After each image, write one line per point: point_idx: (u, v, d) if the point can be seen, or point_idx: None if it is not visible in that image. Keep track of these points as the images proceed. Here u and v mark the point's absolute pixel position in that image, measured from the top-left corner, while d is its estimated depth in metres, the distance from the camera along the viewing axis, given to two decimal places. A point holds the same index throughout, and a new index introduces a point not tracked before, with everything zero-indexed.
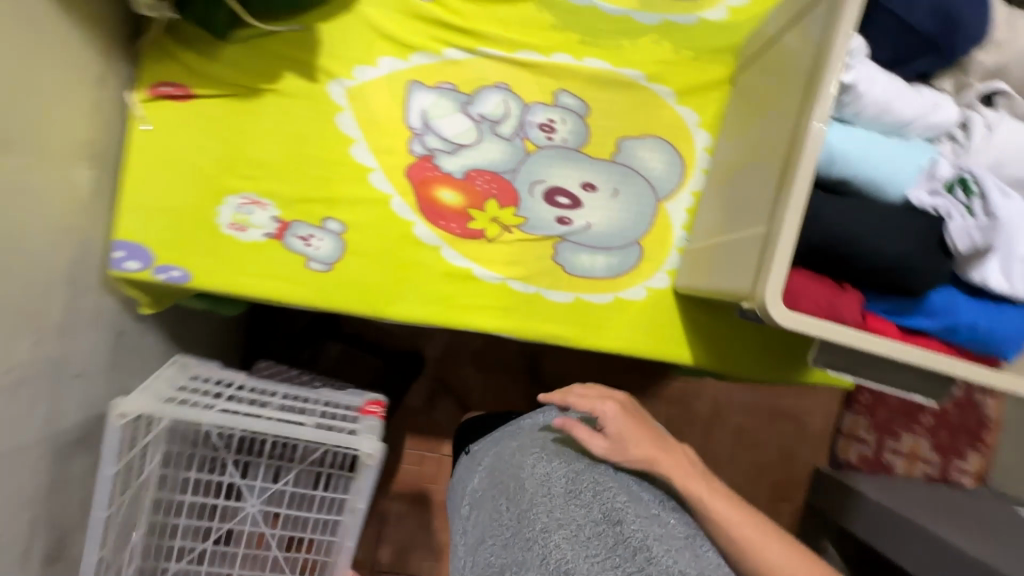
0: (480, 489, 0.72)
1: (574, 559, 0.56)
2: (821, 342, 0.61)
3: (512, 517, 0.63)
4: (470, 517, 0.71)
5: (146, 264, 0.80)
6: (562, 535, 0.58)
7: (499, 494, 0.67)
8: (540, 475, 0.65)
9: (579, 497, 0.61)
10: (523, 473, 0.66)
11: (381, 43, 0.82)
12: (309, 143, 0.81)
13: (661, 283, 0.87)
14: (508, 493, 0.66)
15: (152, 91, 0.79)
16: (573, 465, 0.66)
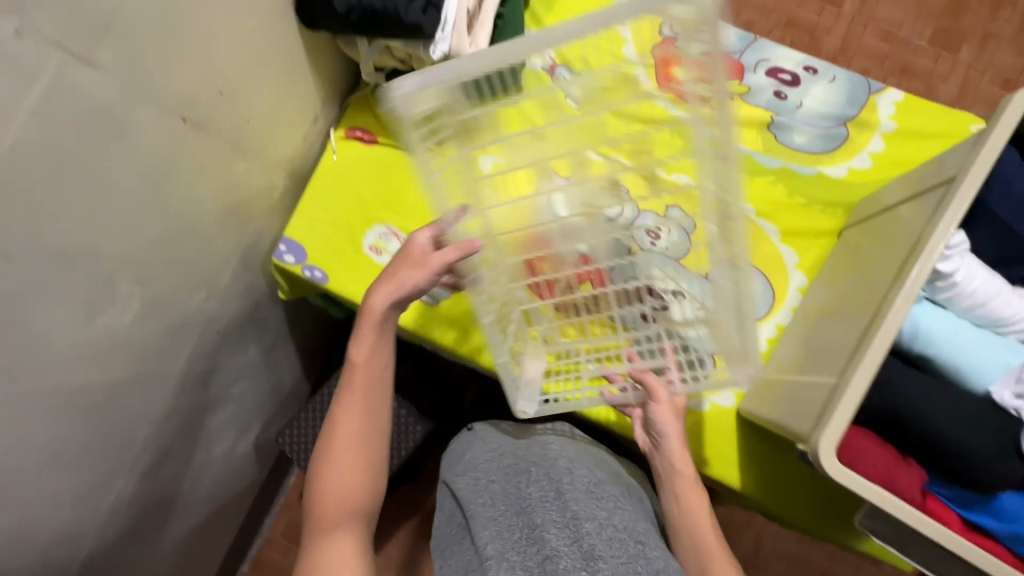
0: (500, 470, 0.87)
1: (604, 551, 0.71)
2: (872, 507, 0.62)
3: (535, 498, 0.79)
4: (486, 489, 0.85)
5: (299, 260, 0.97)
6: (598, 531, 0.73)
7: (532, 477, 0.83)
8: (569, 477, 0.82)
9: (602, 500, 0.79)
10: (547, 467, 0.84)
11: (532, 134, 0.99)
12: (451, 199, 0.98)
13: (725, 401, 0.91)
14: (536, 481, 0.82)
15: (348, 133, 1.00)
16: (597, 476, 0.84)
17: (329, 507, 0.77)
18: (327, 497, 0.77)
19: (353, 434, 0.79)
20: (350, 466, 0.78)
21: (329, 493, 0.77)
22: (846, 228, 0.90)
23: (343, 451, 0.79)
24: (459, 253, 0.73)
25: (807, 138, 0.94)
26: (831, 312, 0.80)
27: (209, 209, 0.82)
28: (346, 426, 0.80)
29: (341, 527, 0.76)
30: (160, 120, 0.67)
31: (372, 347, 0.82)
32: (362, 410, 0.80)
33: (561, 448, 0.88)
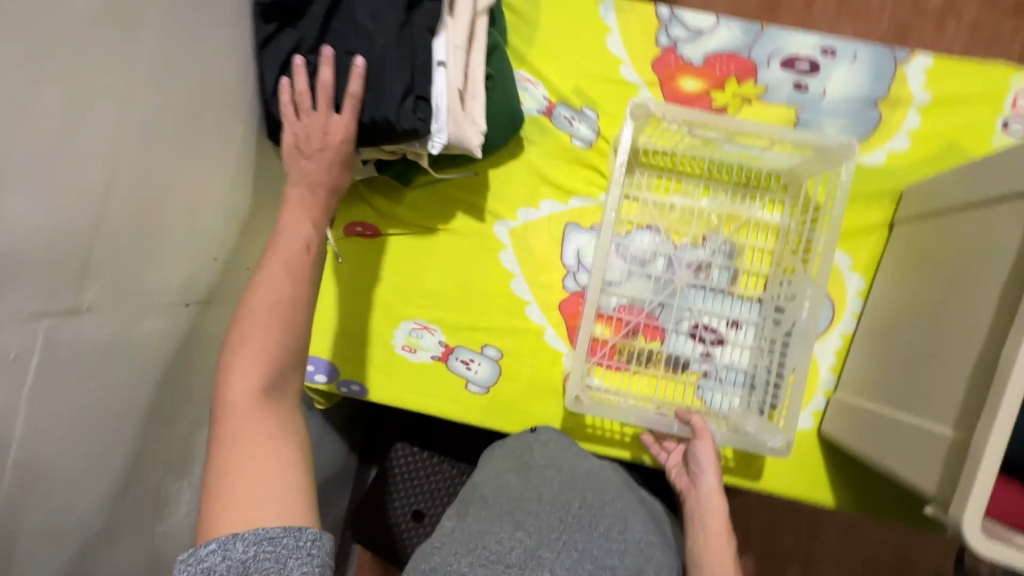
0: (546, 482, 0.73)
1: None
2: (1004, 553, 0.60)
3: (580, 520, 0.69)
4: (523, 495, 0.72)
5: (332, 378, 0.92)
6: None
7: (575, 504, 0.70)
8: (622, 528, 0.69)
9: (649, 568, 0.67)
10: (607, 504, 0.71)
11: (544, 187, 0.90)
12: (476, 276, 0.91)
13: (804, 423, 0.88)
14: (587, 509, 0.70)
15: (347, 230, 0.91)
16: (648, 531, 0.70)
17: (239, 406, 0.55)
18: (239, 380, 0.56)
19: (267, 337, 0.58)
20: (264, 363, 0.57)
21: (232, 394, 0.56)
22: (897, 220, 0.85)
23: (253, 349, 0.57)
24: (356, 82, 0.64)
25: (838, 129, 0.87)
26: (908, 327, 0.75)
27: None
28: (263, 309, 0.58)
29: (255, 415, 0.56)
30: (163, 321, 0.59)
31: (273, 279, 0.60)
32: (289, 280, 0.61)
33: (625, 492, 0.74)
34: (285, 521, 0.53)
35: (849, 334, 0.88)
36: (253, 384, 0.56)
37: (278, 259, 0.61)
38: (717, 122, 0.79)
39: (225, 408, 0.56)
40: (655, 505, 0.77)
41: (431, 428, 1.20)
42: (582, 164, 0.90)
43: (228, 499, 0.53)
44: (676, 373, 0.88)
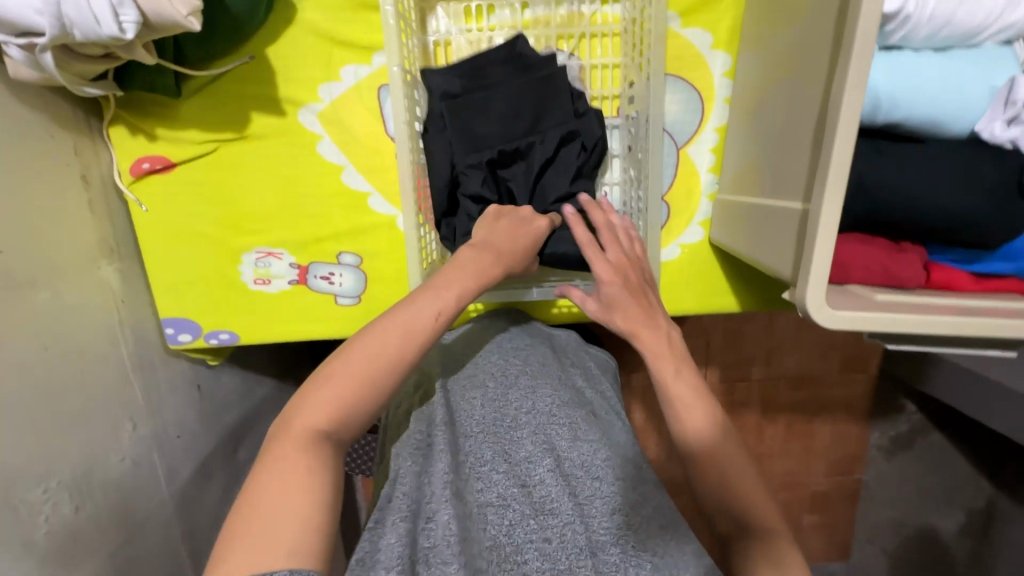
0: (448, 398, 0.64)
1: (559, 498, 0.53)
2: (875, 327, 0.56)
3: (486, 425, 0.59)
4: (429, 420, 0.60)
5: (196, 334, 0.84)
6: (547, 467, 0.55)
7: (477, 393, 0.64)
8: (529, 405, 0.61)
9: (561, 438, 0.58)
10: (507, 390, 0.63)
11: (339, 52, 0.74)
12: (301, 181, 0.78)
13: (695, 237, 0.81)
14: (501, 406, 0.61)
15: (134, 170, 0.77)
16: (559, 393, 0.63)
17: (297, 436, 0.47)
18: (315, 403, 0.48)
19: (360, 383, 0.50)
20: (343, 395, 0.49)
21: (296, 420, 0.48)
22: None
23: (362, 357, 0.51)
24: None
25: None
26: (772, 94, 0.65)
27: (57, 363, 0.69)
28: (366, 365, 0.51)
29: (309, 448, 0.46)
30: None
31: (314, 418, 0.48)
32: (404, 335, 0.53)
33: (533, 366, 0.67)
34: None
35: (726, 125, 0.77)
36: (326, 424, 0.48)
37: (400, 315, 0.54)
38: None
39: (282, 432, 0.47)
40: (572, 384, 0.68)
41: None
42: (370, 8, 0.72)
43: (249, 510, 0.42)
44: None
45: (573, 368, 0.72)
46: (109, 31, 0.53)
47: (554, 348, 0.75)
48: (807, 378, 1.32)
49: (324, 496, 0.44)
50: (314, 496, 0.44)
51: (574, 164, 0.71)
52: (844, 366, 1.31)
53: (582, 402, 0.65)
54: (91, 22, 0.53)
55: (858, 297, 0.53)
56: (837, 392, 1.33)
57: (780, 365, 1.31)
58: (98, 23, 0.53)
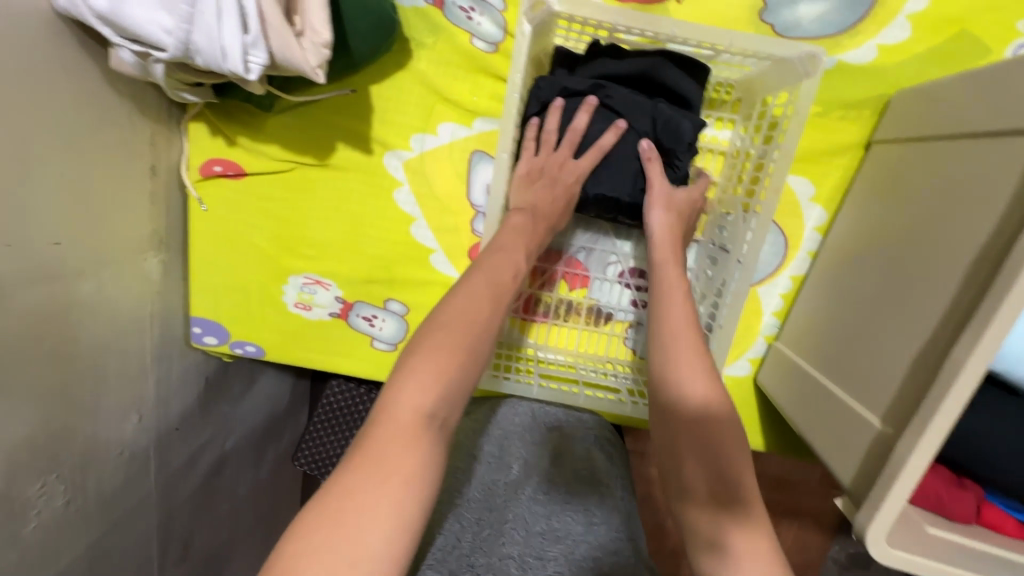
0: (472, 462, 0.65)
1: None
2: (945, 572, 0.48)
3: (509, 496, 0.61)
4: (453, 485, 0.62)
5: (223, 340, 0.82)
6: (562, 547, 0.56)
7: (499, 463, 0.65)
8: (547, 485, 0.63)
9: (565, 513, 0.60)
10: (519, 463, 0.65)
11: (441, 107, 0.72)
12: (369, 221, 0.76)
13: (741, 371, 0.80)
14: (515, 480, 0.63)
15: (204, 170, 0.74)
16: (576, 475, 0.65)
17: (401, 420, 0.40)
18: (416, 380, 0.42)
19: (463, 347, 0.45)
20: (444, 378, 0.43)
21: (398, 402, 0.41)
22: (875, 140, 0.68)
23: (447, 338, 0.45)
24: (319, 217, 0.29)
25: (818, 15, 0.65)
26: (859, 277, 0.64)
27: (84, 358, 0.67)
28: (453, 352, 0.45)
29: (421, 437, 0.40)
30: None
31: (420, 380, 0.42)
32: (489, 299, 0.49)
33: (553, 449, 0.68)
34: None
35: (802, 275, 0.76)
36: (431, 407, 0.41)
37: (484, 269, 0.51)
38: (642, 25, 0.58)
39: (384, 417, 0.41)
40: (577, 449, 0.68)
41: None
42: (484, 73, 0.70)
43: (349, 495, 0.37)
44: (597, 325, 0.80)
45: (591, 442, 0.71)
46: (233, 66, 0.51)
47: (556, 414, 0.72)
48: (787, 480, 1.31)
49: (423, 490, 0.39)
50: (405, 509, 0.38)
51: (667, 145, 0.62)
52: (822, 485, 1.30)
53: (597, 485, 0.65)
54: (218, 54, 0.50)
55: (910, 523, 0.52)
56: (811, 503, 1.32)
57: (765, 464, 1.31)
58: (225, 56, 0.50)
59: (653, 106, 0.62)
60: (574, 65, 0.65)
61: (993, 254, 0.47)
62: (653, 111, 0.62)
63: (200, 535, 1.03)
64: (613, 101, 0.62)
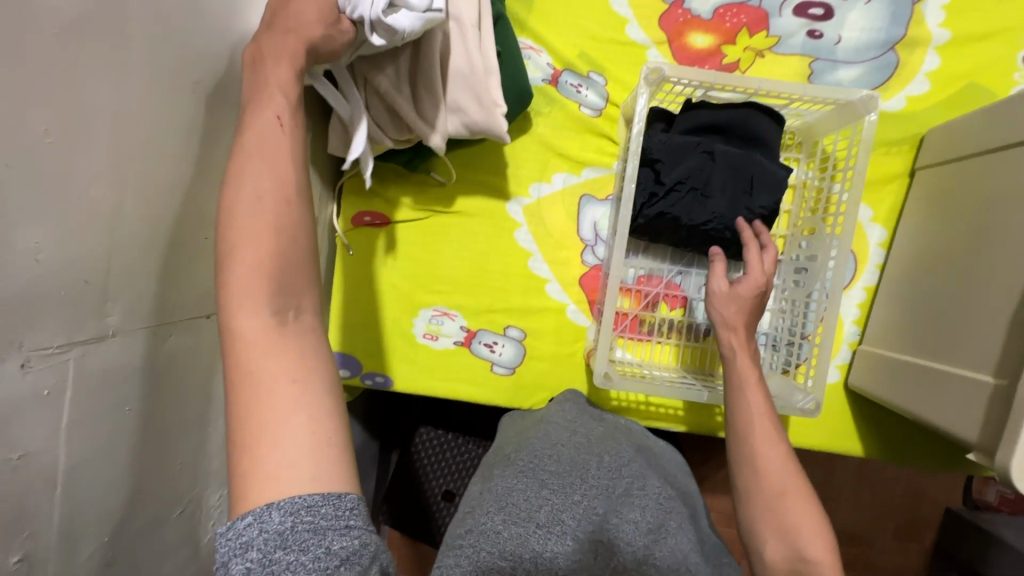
0: (562, 442, 0.66)
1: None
2: None
3: (599, 483, 0.62)
4: (543, 454, 0.64)
5: (355, 372, 0.90)
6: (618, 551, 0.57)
7: (587, 448, 0.66)
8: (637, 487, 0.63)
9: (635, 516, 0.60)
10: (611, 457, 0.65)
11: (555, 161, 0.87)
12: (492, 258, 0.89)
13: (831, 377, 0.88)
14: (606, 470, 0.63)
15: (356, 220, 0.88)
16: (659, 484, 0.65)
17: (251, 344, 0.41)
18: (245, 304, 0.41)
19: (266, 228, 0.42)
20: (268, 278, 0.42)
21: (240, 329, 0.41)
22: (918, 167, 0.83)
23: (246, 245, 0.42)
24: None
25: (854, 76, 0.84)
26: (932, 274, 0.75)
27: None
28: (246, 283, 0.41)
29: (282, 335, 0.42)
30: (192, 342, 0.58)
31: (247, 298, 0.41)
32: (280, 189, 0.44)
33: (644, 456, 0.68)
34: (319, 486, 0.40)
35: (873, 286, 0.87)
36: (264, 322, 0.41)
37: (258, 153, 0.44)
38: (732, 83, 0.74)
39: (229, 348, 0.42)
40: (667, 470, 0.69)
41: (451, 411, 1.20)
42: (592, 133, 0.86)
43: (252, 412, 0.40)
44: (697, 341, 0.88)
45: (675, 464, 0.72)
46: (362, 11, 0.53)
47: (643, 436, 0.73)
48: (860, 536, 1.33)
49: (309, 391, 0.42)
50: (306, 401, 0.42)
51: (766, 195, 0.75)
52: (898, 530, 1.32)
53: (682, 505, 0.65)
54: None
55: None
56: (889, 559, 1.32)
57: (835, 516, 1.33)
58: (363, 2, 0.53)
59: (751, 157, 0.76)
60: (670, 120, 0.81)
61: None
62: (750, 160, 0.76)
63: None
64: (719, 155, 0.75)
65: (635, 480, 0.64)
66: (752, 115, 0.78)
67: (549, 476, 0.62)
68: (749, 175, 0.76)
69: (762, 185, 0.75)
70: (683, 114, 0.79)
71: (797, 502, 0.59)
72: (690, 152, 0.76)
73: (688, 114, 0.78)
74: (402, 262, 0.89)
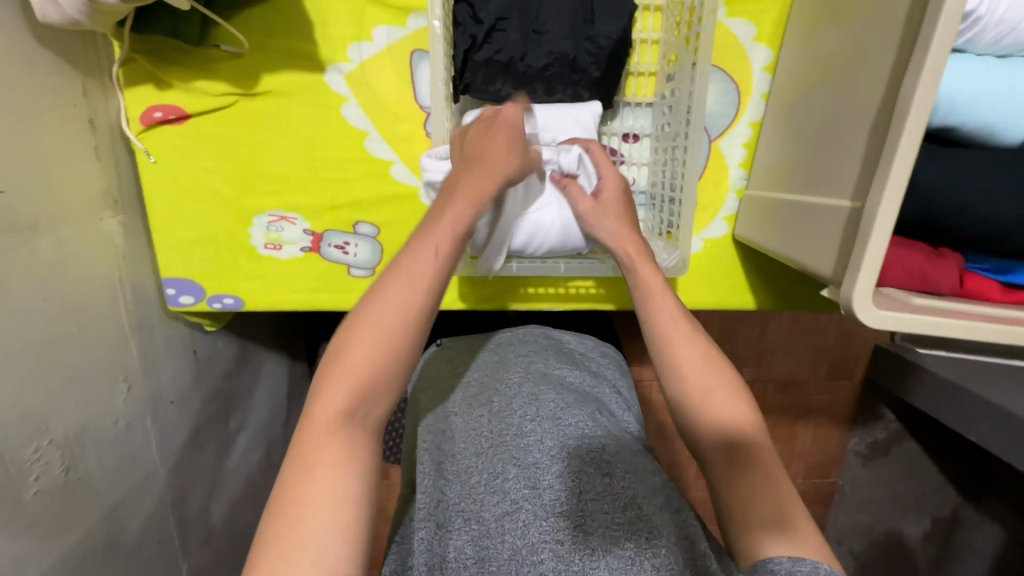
0: (457, 420, 0.67)
1: (568, 496, 0.55)
2: (921, 321, 0.49)
3: (495, 433, 0.63)
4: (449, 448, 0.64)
5: (199, 296, 0.81)
6: (555, 470, 0.57)
7: (479, 406, 0.68)
8: (533, 412, 0.63)
9: (571, 426, 0.61)
10: (513, 396, 0.66)
11: (372, 10, 0.71)
12: (322, 144, 0.75)
13: (718, 232, 0.80)
14: (496, 419, 0.64)
15: (145, 119, 0.73)
16: (562, 397, 0.66)
17: (319, 426, 0.43)
18: (332, 386, 0.44)
19: (359, 373, 0.45)
20: (349, 376, 0.44)
21: (314, 408, 0.44)
22: None
23: (355, 353, 0.45)
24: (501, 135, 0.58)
25: None
26: (812, 94, 0.65)
27: (56, 315, 0.65)
28: (370, 349, 0.45)
29: (341, 431, 0.43)
30: None
31: (333, 391, 0.44)
32: (391, 335, 0.46)
33: (535, 376, 0.69)
34: None
35: (760, 121, 0.76)
36: (348, 411, 0.44)
37: (393, 281, 0.47)
38: None
39: (304, 423, 0.44)
40: (564, 380, 0.71)
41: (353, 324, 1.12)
42: None
43: (290, 498, 0.41)
44: None
45: (588, 377, 0.74)
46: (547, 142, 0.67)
47: (539, 361, 0.73)
48: (794, 381, 1.35)
49: (353, 470, 0.42)
50: (344, 490, 0.41)
51: (609, 22, 0.62)
52: (829, 372, 1.35)
53: (588, 402, 0.67)
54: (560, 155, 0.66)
55: (895, 299, 0.53)
56: (819, 397, 1.37)
57: (771, 366, 1.34)
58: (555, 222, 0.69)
59: None
60: None
61: (921, 11, 0.49)
62: None
63: (220, 517, 1.01)
64: None
65: (532, 406, 0.64)
66: None
67: (460, 466, 0.62)
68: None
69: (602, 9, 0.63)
70: None
71: (699, 364, 0.52)
72: None
73: None
74: (220, 165, 0.76)
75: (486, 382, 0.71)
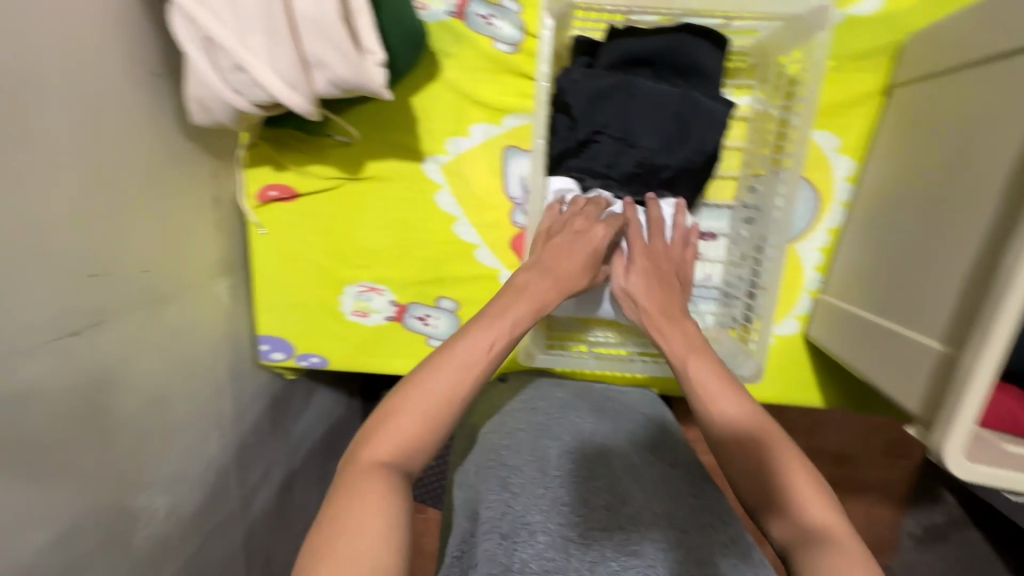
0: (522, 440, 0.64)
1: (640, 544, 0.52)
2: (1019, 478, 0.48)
3: (565, 466, 0.60)
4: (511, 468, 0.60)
5: (289, 353, 0.87)
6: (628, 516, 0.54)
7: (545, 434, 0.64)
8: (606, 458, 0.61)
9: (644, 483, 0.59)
10: (584, 438, 0.64)
11: (472, 110, 0.77)
12: (414, 225, 0.81)
13: (789, 329, 0.81)
14: (565, 452, 0.61)
15: (262, 196, 0.81)
16: (630, 450, 0.64)
17: (416, 406, 0.48)
18: (440, 370, 0.49)
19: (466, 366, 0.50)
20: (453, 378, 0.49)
21: (420, 387, 0.49)
22: (895, 84, 0.70)
23: (464, 353, 0.51)
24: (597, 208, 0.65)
25: None
26: (899, 216, 0.66)
27: (175, 375, 0.73)
28: (478, 346, 0.52)
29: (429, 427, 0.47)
30: (57, 366, 0.55)
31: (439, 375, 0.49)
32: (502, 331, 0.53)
33: (606, 422, 0.68)
34: None
35: (839, 227, 0.77)
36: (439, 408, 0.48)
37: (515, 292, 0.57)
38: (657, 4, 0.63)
39: (401, 396, 0.49)
40: (631, 428, 0.68)
41: None
42: (509, 72, 0.75)
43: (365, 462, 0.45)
44: None
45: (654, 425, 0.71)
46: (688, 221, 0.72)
47: (606, 406, 0.72)
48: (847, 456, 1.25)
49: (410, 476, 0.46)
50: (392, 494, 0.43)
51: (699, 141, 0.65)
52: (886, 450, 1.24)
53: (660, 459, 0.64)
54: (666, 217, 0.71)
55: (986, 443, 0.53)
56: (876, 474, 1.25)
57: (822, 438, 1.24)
58: None
59: (682, 97, 0.65)
60: (594, 54, 0.69)
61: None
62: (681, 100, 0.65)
63: (281, 551, 1.07)
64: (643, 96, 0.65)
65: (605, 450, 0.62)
66: (686, 46, 0.66)
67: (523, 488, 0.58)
68: (680, 117, 0.65)
69: (693, 130, 0.66)
70: (606, 46, 0.67)
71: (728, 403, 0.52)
72: (612, 95, 0.65)
73: (613, 46, 0.67)
74: (321, 237, 0.82)
75: (551, 414, 0.68)
